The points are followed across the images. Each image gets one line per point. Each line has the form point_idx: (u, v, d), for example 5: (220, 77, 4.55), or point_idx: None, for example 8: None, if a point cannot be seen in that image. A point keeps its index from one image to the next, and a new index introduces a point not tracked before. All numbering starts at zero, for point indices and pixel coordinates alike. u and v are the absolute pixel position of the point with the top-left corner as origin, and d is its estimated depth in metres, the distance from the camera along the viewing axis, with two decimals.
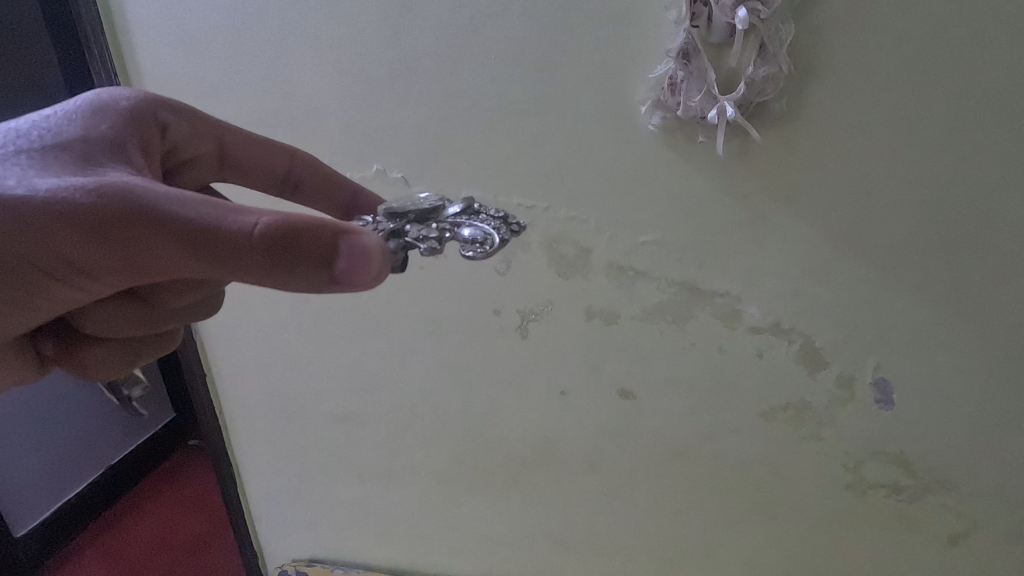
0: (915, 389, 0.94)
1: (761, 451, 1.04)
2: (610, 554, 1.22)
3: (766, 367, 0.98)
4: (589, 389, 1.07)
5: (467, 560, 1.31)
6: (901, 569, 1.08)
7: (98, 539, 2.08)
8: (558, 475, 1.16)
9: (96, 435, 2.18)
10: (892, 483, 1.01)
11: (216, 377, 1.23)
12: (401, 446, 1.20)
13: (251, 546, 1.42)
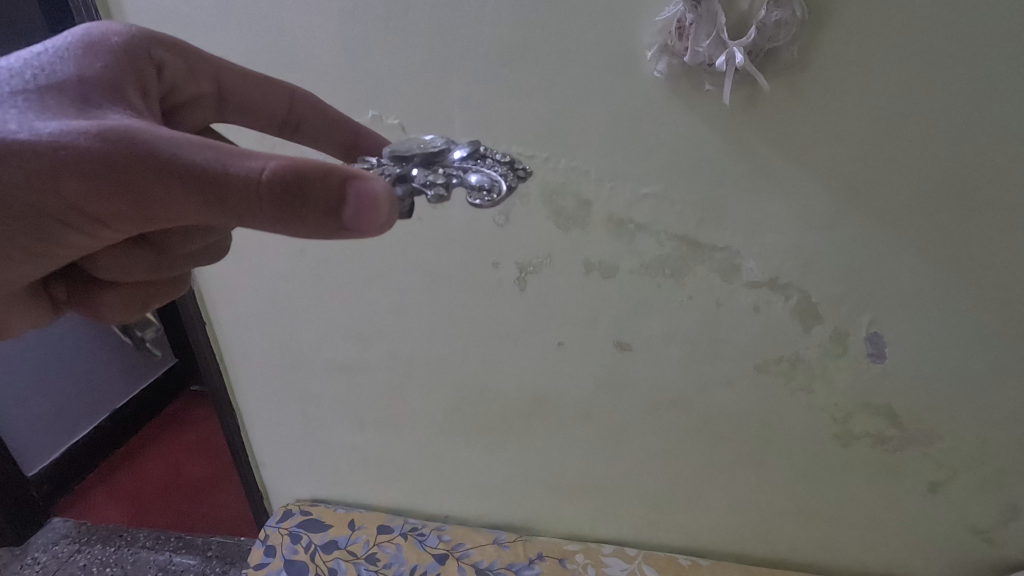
0: (908, 344, 0.96)
1: (753, 402, 1.07)
2: (603, 499, 1.27)
3: (762, 322, 0.98)
4: (587, 342, 1.07)
5: (464, 503, 1.35)
6: (881, 514, 1.13)
7: (108, 479, 2.14)
8: (554, 424, 1.18)
9: (100, 380, 2.21)
10: (878, 434, 1.04)
11: (217, 325, 1.24)
12: (401, 395, 1.22)
13: (256, 489, 1.47)
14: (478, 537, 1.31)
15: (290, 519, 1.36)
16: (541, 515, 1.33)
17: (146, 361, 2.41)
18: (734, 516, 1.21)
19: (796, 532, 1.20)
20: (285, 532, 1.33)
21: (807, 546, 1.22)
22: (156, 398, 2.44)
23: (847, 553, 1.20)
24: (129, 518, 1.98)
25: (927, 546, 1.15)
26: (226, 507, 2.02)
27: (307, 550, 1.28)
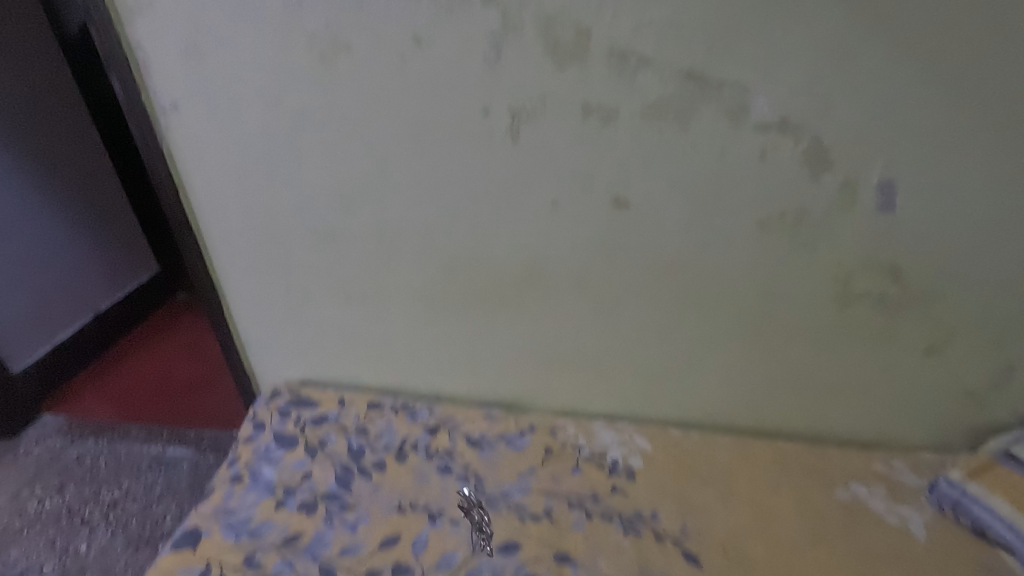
0: (921, 192, 0.93)
1: (752, 264, 1.03)
2: (595, 372, 1.26)
3: (768, 171, 0.93)
4: (584, 201, 1.01)
5: (454, 381, 1.34)
6: (874, 378, 1.15)
7: (96, 379, 2.10)
8: (546, 293, 1.15)
9: (81, 281, 2.14)
10: (879, 294, 1.03)
11: (190, 194, 1.15)
12: (388, 266, 1.17)
13: (244, 371, 1.43)
14: (469, 412, 1.30)
15: (279, 398, 1.33)
16: (531, 390, 1.32)
17: (130, 265, 2.33)
18: (727, 387, 1.22)
19: (788, 401, 1.22)
20: (274, 409, 1.30)
21: (798, 416, 1.24)
22: (139, 304, 2.37)
23: (836, 420, 1.22)
24: (121, 414, 1.95)
25: (916, 408, 1.18)
26: (218, 404, 2.00)
27: (297, 425, 1.26)
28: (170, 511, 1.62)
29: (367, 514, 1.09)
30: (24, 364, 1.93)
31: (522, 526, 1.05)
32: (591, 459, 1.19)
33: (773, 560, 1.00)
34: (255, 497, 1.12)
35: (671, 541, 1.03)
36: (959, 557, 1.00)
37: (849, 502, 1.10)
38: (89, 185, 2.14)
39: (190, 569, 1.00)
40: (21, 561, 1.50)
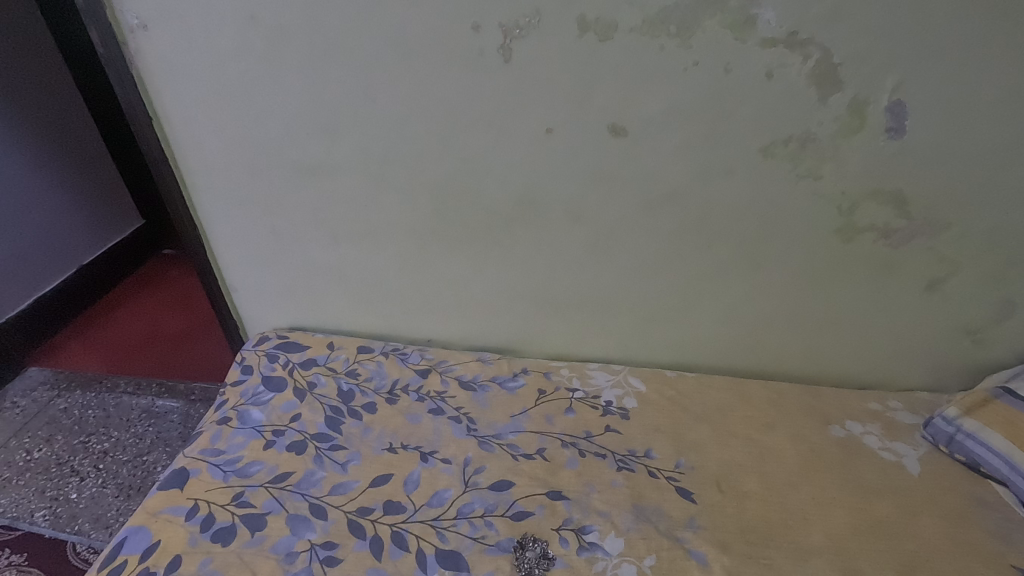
0: (929, 116, 0.93)
1: (755, 193, 1.03)
2: (591, 314, 1.24)
3: (775, 93, 0.93)
4: (579, 125, 0.99)
5: (448, 326, 1.31)
6: (873, 316, 1.16)
7: (81, 332, 2.05)
8: (541, 228, 1.12)
9: (65, 232, 2.07)
10: (883, 227, 1.04)
11: (166, 124, 1.09)
12: (376, 203, 1.13)
13: (230, 318, 1.38)
14: (462, 356, 1.27)
15: (267, 342, 1.28)
16: (525, 335, 1.30)
17: (113, 220, 2.27)
18: (724, 325, 1.22)
19: (786, 341, 1.22)
20: (262, 353, 1.25)
21: (796, 357, 1.25)
22: (125, 259, 2.33)
23: (836, 363, 1.24)
24: (108, 366, 1.91)
25: (914, 347, 1.19)
26: (206, 356, 1.97)
27: (285, 368, 1.21)
28: (162, 460, 1.57)
29: (359, 454, 1.03)
30: (12, 313, 1.86)
31: (515, 465, 1.02)
32: (585, 399, 1.17)
33: (767, 493, 0.99)
34: (243, 438, 1.05)
35: (666, 478, 1.01)
36: (952, 489, 1.00)
37: (845, 439, 1.10)
38: (73, 132, 2.06)
39: (176, 508, 0.91)
40: (8, 512, 1.41)
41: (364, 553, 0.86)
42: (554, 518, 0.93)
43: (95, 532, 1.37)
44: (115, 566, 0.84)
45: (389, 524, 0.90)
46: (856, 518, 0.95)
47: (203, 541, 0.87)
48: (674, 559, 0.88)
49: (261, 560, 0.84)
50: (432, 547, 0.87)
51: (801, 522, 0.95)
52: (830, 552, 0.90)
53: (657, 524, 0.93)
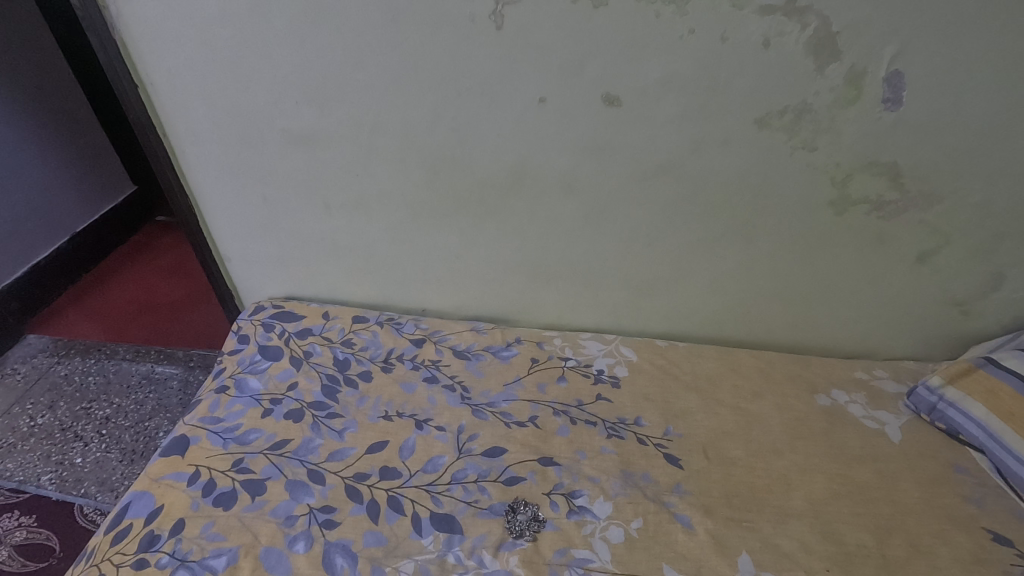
0: (928, 86, 0.91)
1: (749, 164, 1.03)
2: (583, 284, 1.24)
3: (772, 62, 0.91)
4: (572, 94, 0.98)
5: (442, 296, 1.32)
6: (863, 287, 1.17)
7: (77, 300, 2.05)
8: (533, 199, 1.12)
9: (58, 199, 2.05)
10: (876, 199, 1.04)
11: (152, 90, 1.07)
12: (368, 172, 1.12)
13: (225, 287, 1.39)
14: (456, 326, 1.29)
15: (262, 312, 1.29)
16: (518, 305, 1.31)
17: (104, 187, 2.25)
18: (715, 296, 1.23)
19: (776, 312, 1.24)
20: (257, 323, 1.26)
21: (785, 327, 1.27)
22: (118, 227, 2.32)
23: (824, 333, 1.26)
24: (105, 333, 1.92)
25: (902, 318, 1.21)
26: (203, 323, 1.98)
27: (281, 338, 1.22)
28: (163, 426, 1.60)
29: (355, 422, 1.05)
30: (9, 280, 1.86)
31: (508, 432, 1.04)
32: (577, 368, 1.19)
33: (752, 460, 1.02)
34: (242, 407, 1.06)
35: (654, 445, 1.04)
36: (930, 456, 1.03)
37: (830, 407, 1.13)
38: (61, 96, 2.01)
39: (178, 474, 0.93)
40: (15, 475, 1.44)
41: (361, 517, 0.89)
42: (544, 484, 0.96)
43: (101, 494, 1.41)
44: (120, 529, 0.86)
45: (386, 489, 0.93)
46: (837, 484, 0.99)
47: (205, 505, 0.89)
48: (661, 522, 0.91)
49: (262, 523, 0.87)
50: (428, 511, 0.90)
51: (783, 487, 0.98)
52: (810, 515, 0.94)
53: (645, 489, 0.96)
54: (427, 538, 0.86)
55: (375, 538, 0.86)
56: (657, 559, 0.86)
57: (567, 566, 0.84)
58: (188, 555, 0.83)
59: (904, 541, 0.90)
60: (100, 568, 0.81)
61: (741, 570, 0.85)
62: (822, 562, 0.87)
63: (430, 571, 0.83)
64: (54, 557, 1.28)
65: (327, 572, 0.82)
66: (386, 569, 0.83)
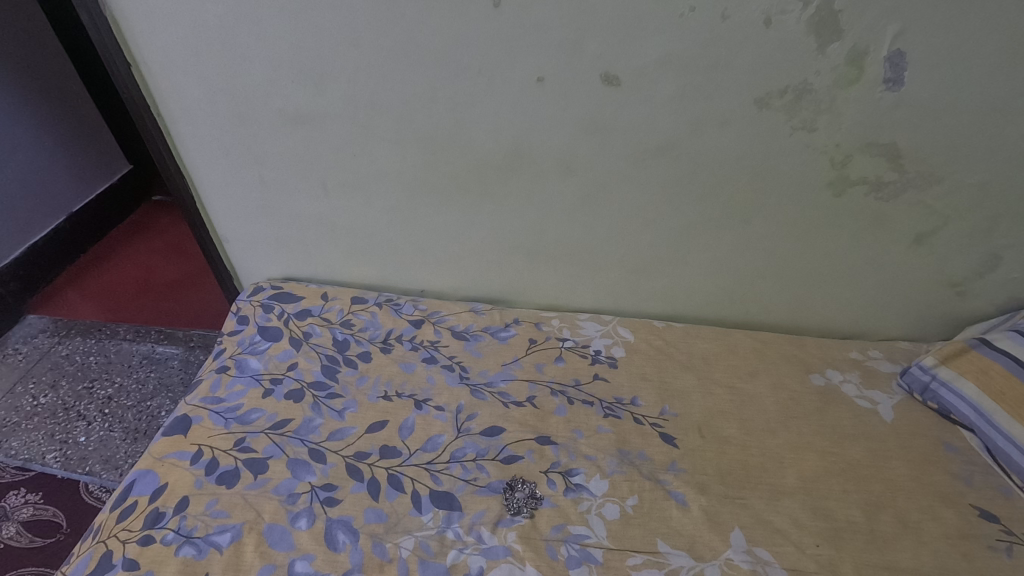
0: (930, 66, 0.90)
1: (749, 145, 1.02)
2: (581, 265, 1.25)
3: (773, 41, 0.90)
4: (570, 73, 0.96)
5: (440, 277, 1.32)
6: (861, 268, 1.17)
7: (75, 280, 2.05)
8: (532, 179, 1.11)
9: (54, 179, 2.03)
10: (875, 180, 1.04)
11: (144, 69, 1.06)
12: (365, 152, 1.11)
13: (223, 268, 1.39)
14: (455, 307, 1.29)
15: (261, 293, 1.29)
16: (516, 286, 1.32)
17: (98, 166, 2.23)
18: (713, 277, 1.23)
19: (774, 293, 1.25)
20: (256, 304, 1.26)
21: (782, 308, 1.27)
22: (115, 207, 2.31)
23: (820, 313, 1.27)
24: (105, 313, 1.93)
25: (898, 299, 1.22)
26: (202, 303, 1.99)
27: (280, 319, 1.23)
28: (166, 405, 1.62)
29: (355, 402, 1.06)
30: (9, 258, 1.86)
31: (506, 411, 1.06)
32: (575, 349, 1.20)
33: (747, 439, 1.04)
34: (243, 387, 1.07)
35: (650, 424, 1.05)
36: (921, 434, 1.05)
37: (824, 387, 1.14)
38: (53, 72, 1.98)
39: (181, 453, 0.95)
40: (21, 453, 1.46)
41: (362, 495, 0.90)
42: (542, 462, 0.98)
43: (106, 472, 1.43)
44: (126, 507, 0.87)
45: (386, 468, 0.95)
46: (829, 461, 1.00)
47: (208, 484, 0.91)
48: (656, 499, 0.93)
49: (265, 501, 0.89)
50: (427, 489, 0.92)
51: (776, 465, 0.99)
52: (802, 492, 0.95)
53: (640, 467, 0.98)
54: (427, 515, 0.88)
55: (375, 515, 0.88)
56: (652, 535, 0.88)
57: (563, 542, 0.86)
58: (193, 532, 0.84)
59: (893, 518, 0.92)
60: (107, 544, 0.83)
61: (733, 545, 0.87)
62: (812, 537, 0.89)
63: (430, 546, 0.84)
64: (61, 533, 1.30)
65: (329, 548, 0.84)
66: (386, 545, 0.84)
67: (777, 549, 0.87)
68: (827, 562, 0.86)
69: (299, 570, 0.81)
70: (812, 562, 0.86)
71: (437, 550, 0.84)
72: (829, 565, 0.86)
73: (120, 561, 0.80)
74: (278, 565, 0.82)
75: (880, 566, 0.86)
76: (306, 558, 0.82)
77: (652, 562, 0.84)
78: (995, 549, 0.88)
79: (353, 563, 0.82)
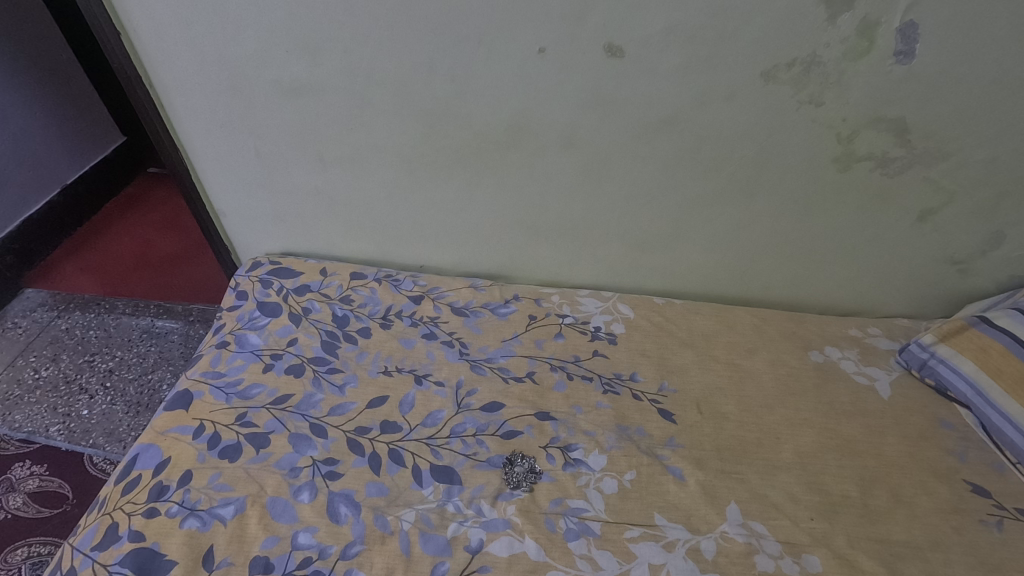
0: (942, 38, 0.88)
1: (754, 119, 1.00)
2: (582, 241, 1.24)
3: (783, 12, 0.87)
4: (572, 44, 0.94)
5: (440, 253, 1.31)
6: (862, 246, 1.17)
7: (73, 254, 2.03)
8: (532, 154, 1.10)
9: (50, 150, 2.01)
10: (881, 156, 1.02)
11: (135, 38, 1.03)
12: (363, 125, 1.09)
13: (221, 243, 1.38)
14: (454, 283, 1.29)
15: (259, 268, 1.28)
16: (516, 262, 1.31)
17: (91, 137, 2.19)
18: (714, 253, 1.22)
19: (774, 270, 1.24)
20: (255, 279, 1.25)
21: (782, 285, 1.27)
22: (109, 179, 2.28)
23: (820, 290, 1.27)
24: (103, 287, 1.92)
25: (899, 276, 1.21)
26: (201, 277, 1.98)
27: (278, 294, 1.22)
28: (167, 379, 1.63)
29: (355, 377, 1.06)
30: (7, 230, 1.84)
31: (506, 387, 1.06)
32: (574, 325, 1.20)
33: (744, 415, 1.04)
34: (243, 362, 1.08)
35: (649, 401, 1.06)
36: (917, 411, 1.06)
37: (822, 363, 1.15)
38: (44, 40, 1.93)
39: (183, 428, 0.95)
40: (24, 426, 1.47)
41: (363, 469, 0.91)
42: (541, 437, 0.98)
43: (109, 445, 1.44)
44: (130, 480, 0.88)
45: (386, 442, 0.96)
46: (825, 437, 1.01)
47: (211, 458, 0.91)
48: (653, 474, 0.94)
49: (268, 475, 0.90)
50: (427, 463, 0.93)
51: (773, 440, 1.01)
52: (797, 467, 0.97)
53: (638, 442, 0.99)
54: (428, 488, 0.89)
55: (377, 489, 0.89)
56: (649, 508, 0.89)
57: (562, 515, 0.88)
58: (197, 504, 0.86)
59: (886, 492, 0.93)
60: (112, 516, 0.84)
61: (729, 519, 0.89)
62: (807, 511, 0.90)
63: (430, 519, 0.86)
64: (67, 504, 1.32)
65: (331, 520, 0.85)
66: (388, 517, 0.86)
67: (772, 522, 0.89)
68: (820, 535, 0.87)
69: (302, 542, 0.82)
70: (805, 535, 0.87)
71: (438, 522, 0.85)
72: (822, 538, 0.87)
73: (126, 532, 0.82)
74: (282, 537, 0.83)
75: (872, 539, 0.87)
76: (309, 531, 0.84)
77: (649, 535, 0.86)
78: (985, 523, 0.89)
79: (355, 535, 0.83)
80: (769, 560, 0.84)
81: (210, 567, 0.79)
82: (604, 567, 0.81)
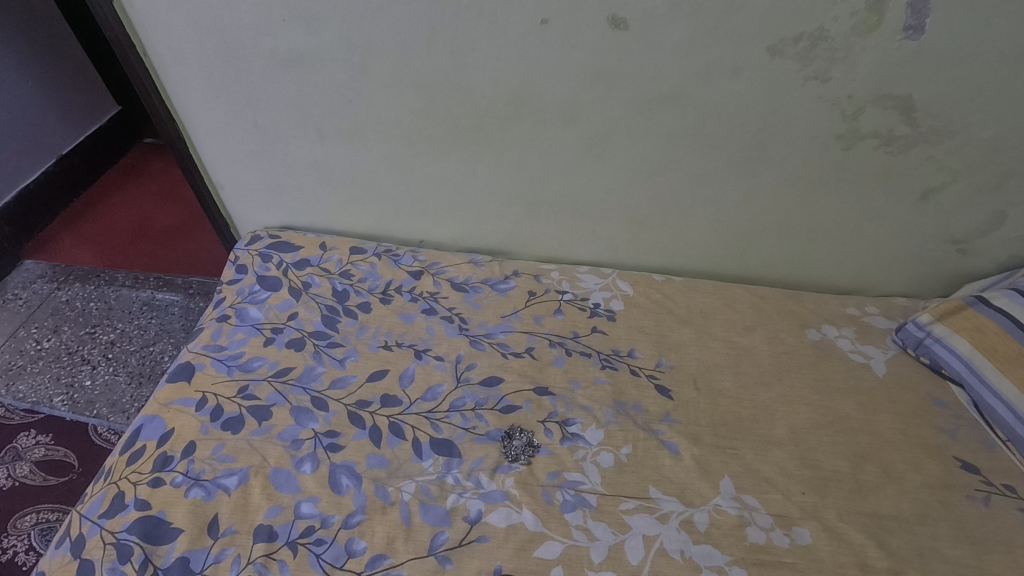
0: (952, 13, 0.87)
1: (759, 94, 0.99)
2: (582, 218, 1.24)
3: None
4: (574, 16, 0.92)
5: (440, 228, 1.31)
6: (863, 224, 1.16)
7: (70, 225, 2.02)
8: (533, 128, 1.08)
9: (43, 119, 1.97)
10: (885, 134, 1.01)
11: (127, 5, 1.00)
12: (363, 97, 1.08)
13: (220, 216, 1.37)
14: (454, 259, 1.29)
15: (259, 242, 1.28)
16: (516, 238, 1.31)
17: (86, 107, 2.16)
18: (715, 232, 1.22)
19: (775, 248, 1.24)
20: (254, 253, 1.25)
21: (782, 263, 1.27)
22: (106, 149, 2.26)
23: (820, 268, 1.27)
24: (103, 259, 1.92)
25: (898, 255, 1.21)
26: (200, 250, 1.98)
27: (278, 269, 1.22)
28: (168, 350, 1.64)
29: (355, 351, 1.07)
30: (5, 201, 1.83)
31: (505, 362, 1.07)
32: (574, 301, 1.21)
33: (740, 391, 1.06)
34: (244, 335, 1.08)
35: (646, 376, 1.07)
36: (911, 389, 1.07)
37: (819, 342, 1.16)
38: (39, 7, 1.89)
39: (185, 400, 0.97)
40: (28, 397, 1.49)
41: (364, 441, 0.93)
42: (539, 412, 1.00)
43: (113, 415, 1.46)
44: (135, 451, 0.90)
45: (387, 416, 0.97)
46: (820, 414, 1.03)
47: (214, 429, 0.93)
48: (649, 448, 0.96)
49: (270, 446, 0.91)
50: (427, 436, 0.94)
51: (767, 417, 1.02)
52: (791, 442, 0.98)
53: (635, 417, 1.00)
54: (428, 460, 0.91)
55: (377, 460, 0.90)
56: (645, 481, 0.91)
57: (559, 487, 0.89)
58: (201, 475, 0.87)
59: (877, 468, 0.95)
60: (118, 485, 0.85)
61: (722, 492, 0.91)
62: (798, 486, 0.92)
63: (430, 490, 0.88)
64: (74, 472, 1.35)
65: (332, 491, 0.87)
66: (389, 488, 0.87)
67: (764, 496, 0.91)
68: (811, 508, 0.89)
69: (304, 512, 0.84)
70: (796, 508, 0.89)
71: (437, 493, 0.87)
72: (813, 511, 0.89)
73: (132, 501, 0.83)
74: (284, 506, 0.84)
75: (862, 512, 0.89)
76: (312, 501, 0.85)
77: (644, 507, 0.88)
78: (972, 498, 0.92)
79: (356, 505, 0.85)
80: (760, 532, 0.86)
81: (214, 535, 0.81)
82: (600, 538, 0.83)
